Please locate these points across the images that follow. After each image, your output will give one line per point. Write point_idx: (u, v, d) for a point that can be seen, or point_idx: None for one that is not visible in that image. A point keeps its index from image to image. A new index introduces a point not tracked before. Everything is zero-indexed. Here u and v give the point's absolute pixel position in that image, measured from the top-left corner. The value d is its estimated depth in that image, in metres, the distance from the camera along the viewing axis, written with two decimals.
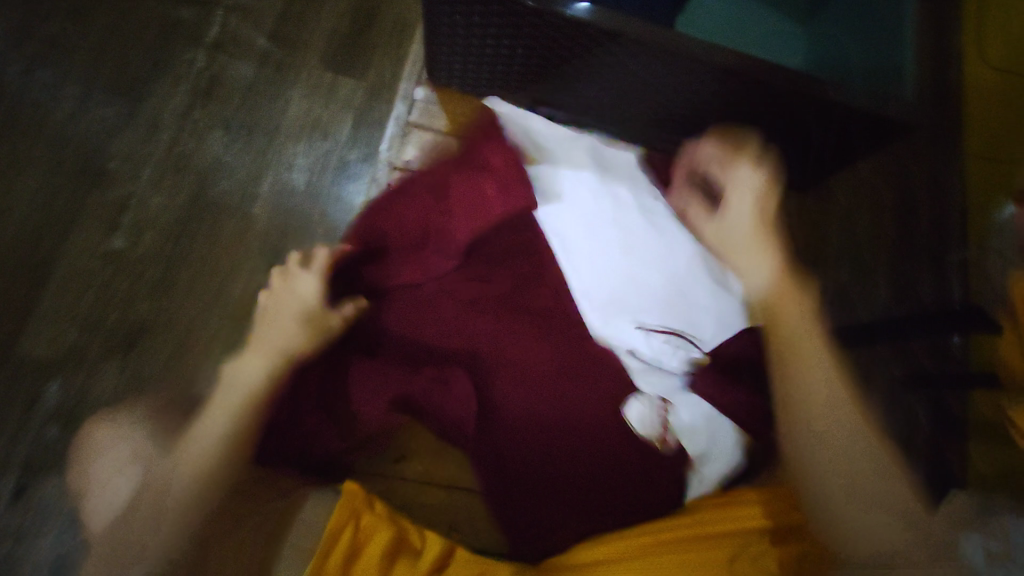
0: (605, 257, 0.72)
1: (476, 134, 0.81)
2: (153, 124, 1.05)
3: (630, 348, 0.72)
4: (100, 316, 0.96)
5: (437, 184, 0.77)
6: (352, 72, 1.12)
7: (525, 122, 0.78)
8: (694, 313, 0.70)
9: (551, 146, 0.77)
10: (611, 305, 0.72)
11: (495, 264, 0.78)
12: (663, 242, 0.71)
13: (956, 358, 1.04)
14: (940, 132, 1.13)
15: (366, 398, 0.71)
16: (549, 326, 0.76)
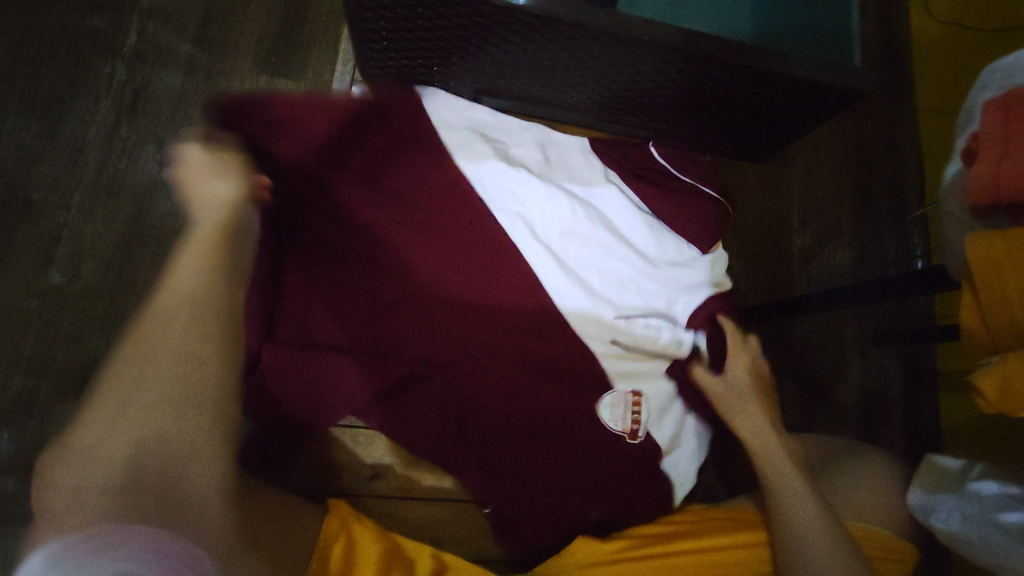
0: (575, 249, 0.68)
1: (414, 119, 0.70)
2: (78, 148, 0.98)
3: (614, 337, 0.68)
4: (45, 358, 0.90)
5: (386, 184, 0.68)
6: (288, 74, 1.06)
7: (462, 115, 0.72)
8: (669, 293, 0.70)
9: (497, 138, 0.72)
10: (588, 297, 0.68)
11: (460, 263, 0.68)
12: (627, 226, 0.70)
13: (921, 312, 1.07)
14: (887, 88, 1.14)
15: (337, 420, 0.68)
16: (528, 330, 0.68)
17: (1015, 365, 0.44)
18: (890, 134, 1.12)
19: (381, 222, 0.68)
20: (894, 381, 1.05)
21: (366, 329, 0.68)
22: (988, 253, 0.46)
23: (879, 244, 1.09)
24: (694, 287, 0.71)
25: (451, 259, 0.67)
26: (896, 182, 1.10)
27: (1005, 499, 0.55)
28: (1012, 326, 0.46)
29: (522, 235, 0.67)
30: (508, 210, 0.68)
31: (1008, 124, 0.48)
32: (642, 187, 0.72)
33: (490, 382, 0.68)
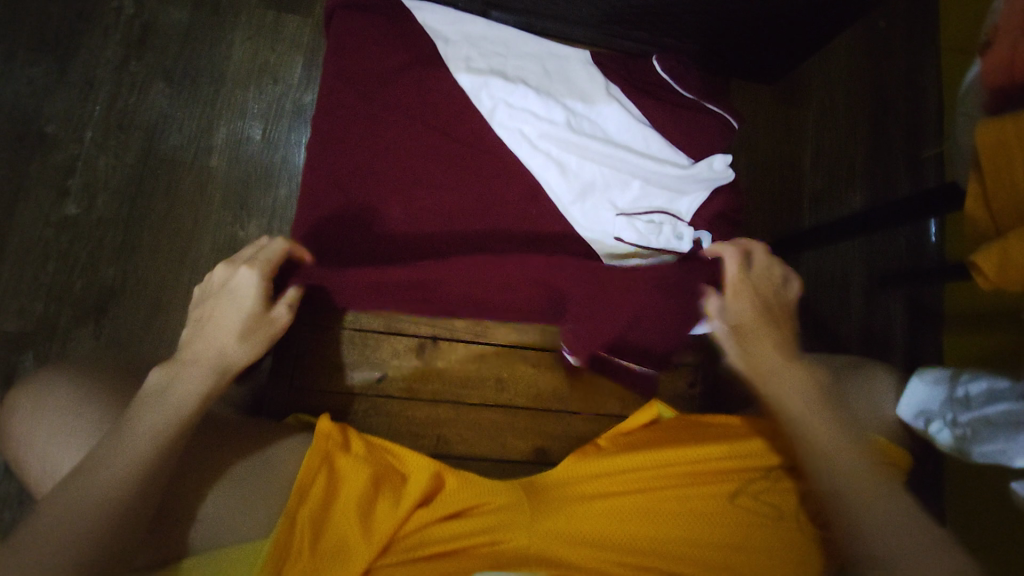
0: (575, 153, 0.67)
1: (404, 31, 0.69)
2: (89, 81, 0.99)
3: (615, 237, 0.68)
4: (64, 286, 0.93)
5: (381, 90, 0.67)
6: (295, 7, 1.05)
7: (459, 27, 0.71)
8: (670, 188, 0.69)
9: (492, 49, 0.70)
10: (589, 199, 0.68)
11: (459, 170, 0.67)
12: (628, 133, 0.69)
13: (932, 253, 1.05)
14: (908, 24, 1.10)
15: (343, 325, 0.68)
16: (531, 237, 0.68)
17: (1014, 240, 0.45)
18: (909, 72, 1.10)
19: (379, 131, 0.67)
20: (900, 321, 1.05)
21: (360, 235, 0.65)
22: (998, 135, 0.47)
23: (892, 184, 1.07)
24: (698, 185, 0.70)
25: (452, 168, 0.67)
26: (913, 121, 1.08)
27: (995, 395, 0.54)
28: (1017, 211, 0.47)
29: (522, 143, 0.68)
30: (507, 119, 0.68)
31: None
32: (646, 100, 0.71)
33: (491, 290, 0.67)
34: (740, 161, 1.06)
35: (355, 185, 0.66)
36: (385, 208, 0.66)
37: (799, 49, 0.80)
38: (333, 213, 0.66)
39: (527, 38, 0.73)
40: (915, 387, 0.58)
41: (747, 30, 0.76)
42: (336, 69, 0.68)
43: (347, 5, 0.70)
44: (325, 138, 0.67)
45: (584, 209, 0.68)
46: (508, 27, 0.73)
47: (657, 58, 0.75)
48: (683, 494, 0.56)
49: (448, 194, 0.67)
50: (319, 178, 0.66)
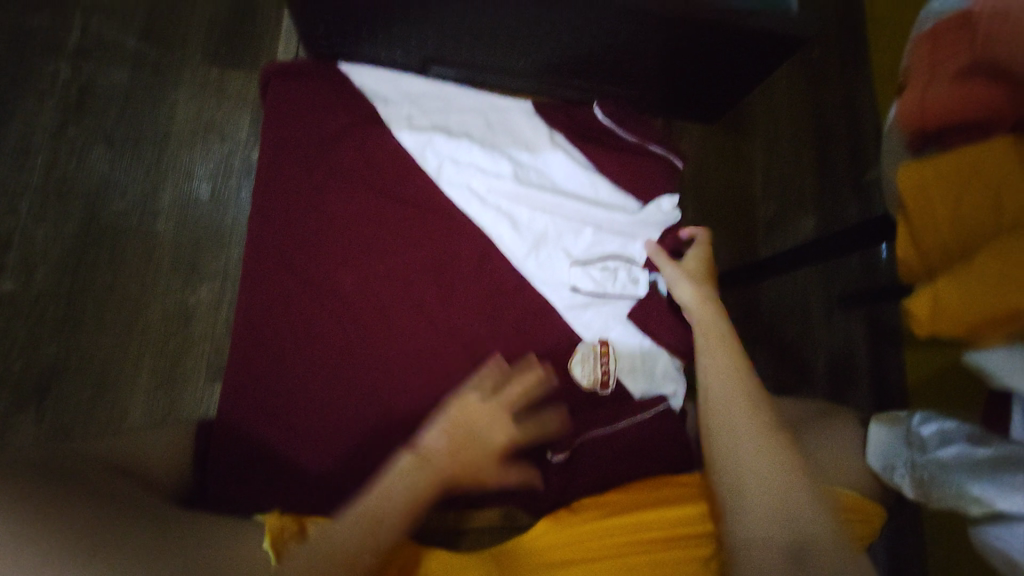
0: (524, 204, 0.68)
1: (338, 95, 0.69)
2: (24, 150, 0.95)
3: (573, 285, 0.67)
4: (3, 367, 0.88)
5: (319, 154, 0.67)
6: (240, 64, 1.04)
7: (396, 87, 0.72)
8: (623, 231, 0.70)
9: (433, 106, 0.71)
10: (543, 248, 0.68)
11: (407, 230, 0.66)
12: (575, 180, 0.70)
13: (886, 269, 1.08)
14: (842, 50, 1.15)
15: (284, 410, 0.62)
16: (490, 291, 0.66)
17: (943, 288, 0.46)
18: (846, 95, 1.14)
19: (319, 197, 0.66)
20: (860, 339, 1.07)
21: (305, 306, 0.63)
22: (917, 179, 0.49)
23: (842, 205, 1.10)
24: (650, 230, 0.70)
25: (400, 226, 0.66)
26: (856, 143, 1.12)
27: (946, 437, 0.55)
28: (941, 248, 0.50)
29: (470, 197, 0.67)
30: (452, 174, 0.67)
31: (933, 54, 0.51)
32: (587, 145, 0.72)
33: (449, 349, 0.64)
34: (693, 190, 1.08)
35: (297, 251, 0.65)
36: (331, 277, 0.64)
37: (738, 85, 0.82)
38: (278, 283, 0.64)
39: (465, 91, 0.74)
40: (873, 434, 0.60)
41: (685, 72, 0.78)
42: (273, 138, 0.67)
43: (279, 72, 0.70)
44: (267, 207, 0.65)
45: (539, 261, 0.67)
46: (446, 82, 0.74)
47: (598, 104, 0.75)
48: (662, 559, 0.57)
49: (398, 255, 0.65)
50: (261, 248, 0.65)
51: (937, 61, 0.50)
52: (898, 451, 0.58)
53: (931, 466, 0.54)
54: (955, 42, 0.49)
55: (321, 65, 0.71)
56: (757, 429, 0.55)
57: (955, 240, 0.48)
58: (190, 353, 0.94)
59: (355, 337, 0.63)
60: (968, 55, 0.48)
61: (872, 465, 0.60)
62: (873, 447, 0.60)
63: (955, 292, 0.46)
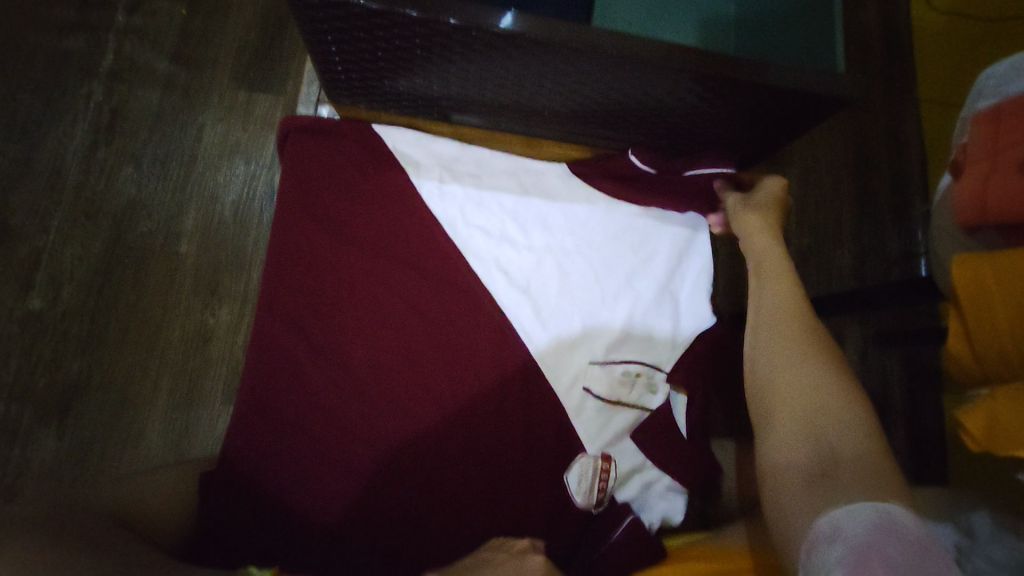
0: (543, 278, 0.74)
1: (378, 163, 0.74)
2: (56, 170, 0.97)
3: (585, 387, 0.69)
4: (27, 383, 0.90)
5: (353, 220, 0.71)
6: (268, 87, 1.04)
7: (430, 151, 0.76)
8: (640, 327, 0.72)
9: (466, 173, 0.76)
10: (558, 332, 0.71)
11: (431, 298, 0.71)
12: (595, 267, 0.75)
13: (925, 315, 1.03)
14: (884, 83, 1.10)
15: (300, 470, 0.63)
16: (505, 366, 0.69)
17: (1001, 404, 0.44)
18: (888, 130, 1.09)
19: (348, 263, 0.70)
20: (895, 390, 1.02)
21: (329, 370, 0.67)
22: (976, 277, 0.46)
23: (881, 246, 1.05)
24: (670, 332, 0.72)
25: (428, 294, 0.71)
26: (897, 181, 1.07)
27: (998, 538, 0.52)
28: (999, 355, 0.46)
29: (494, 267, 0.73)
30: (478, 245, 0.74)
31: (996, 138, 0.48)
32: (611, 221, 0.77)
33: (466, 426, 0.66)
34: None
35: (326, 313, 0.68)
36: (357, 345, 0.68)
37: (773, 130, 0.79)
38: (306, 342, 0.67)
39: (499, 159, 0.78)
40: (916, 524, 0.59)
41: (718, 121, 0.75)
42: (309, 197, 0.71)
43: (298, 129, 0.72)
44: (299, 266, 0.69)
45: (553, 346, 0.71)
46: (480, 148, 0.78)
47: (634, 154, 0.76)
48: None
49: (420, 325, 0.69)
50: (290, 306, 0.68)
51: (1000, 146, 0.47)
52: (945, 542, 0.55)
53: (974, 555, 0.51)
54: (1019, 129, 0.47)
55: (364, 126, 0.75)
56: (814, 382, 0.52)
57: (1014, 348, 0.45)
58: (207, 376, 0.94)
59: (376, 404, 0.66)
60: None
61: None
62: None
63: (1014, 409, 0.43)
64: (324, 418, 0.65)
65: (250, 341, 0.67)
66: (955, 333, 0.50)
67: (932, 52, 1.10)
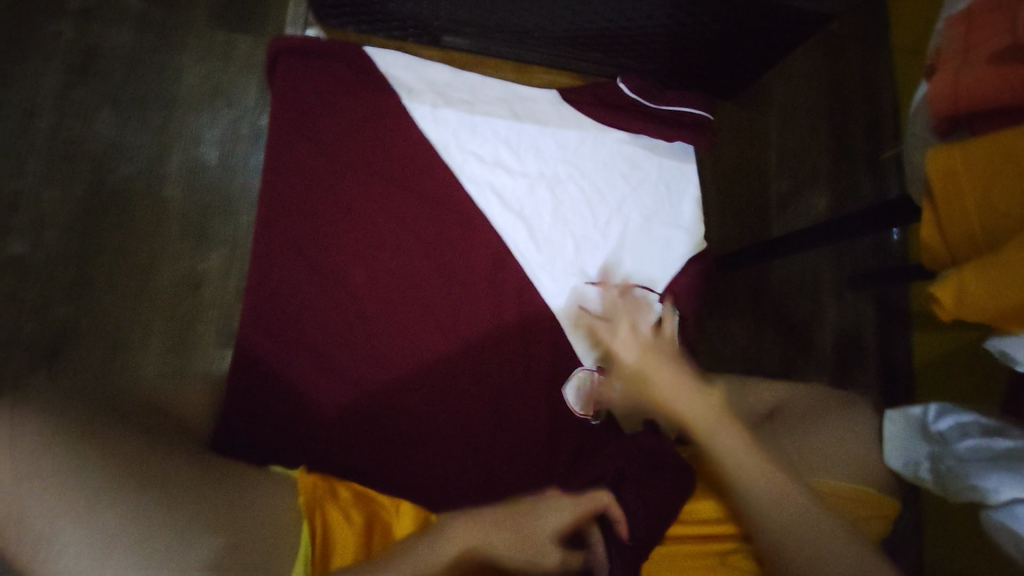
0: (536, 203, 0.75)
1: (373, 87, 0.75)
2: (29, 111, 0.94)
3: (580, 305, 0.72)
4: (14, 328, 0.89)
5: (348, 143, 0.72)
6: (248, 27, 1.01)
7: (423, 76, 0.77)
8: (632, 248, 0.75)
9: (458, 98, 0.77)
10: (553, 255, 0.74)
11: (427, 220, 0.72)
12: (587, 192, 0.77)
13: (896, 254, 1.08)
14: (864, 26, 1.12)
15: (308, 384, 0.66)
16: (501, 285, 0.72)
17: (967, 273, 0.47)
18: (866, 73, 1.11)
19: (344, 185, 0.71)
20: (869, 325, 1.07)
21: (330, 289, 0.68)
22: (949, 165, 0.50)
23: (857, 188, 1.09)
24: (660, 254, 0.75)
25: (423, 215, 0.72)
26: (874, 123, 1.10)
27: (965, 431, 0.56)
28: (968, 237, 0.51)
29: (489, 192, 0.75)
30: (474, 170, 0.75)
31: (969, 40, 0.52)
32: (601, 147, 0.79)
33: (466, 340, 0.69)
34: (708, 169, 1.06)
35: (323, 230, 0.69)
36: (356, 263, 0.69)
37: (759, 60, 0.80)
38: (303, 257, 0.69)
39: (492, 85, 0.79)
40: (893, 422, 0.61)
41: (707, 45, 0.76)
42: (305, 120, 0.72)
43: (290, 49, 0.73)
44: (293, 187, 0.70)
45: (547, 267, 0.73)
46: (472, 75, 0.79)
47: (623, 78, 0.80)
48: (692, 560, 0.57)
49: (418, 247, 0.71)
50: (286, 221, 0.69)
51: (971, 44, 0.52)
52: (916, 448, 0.58)
53: (948, 457, 0.55)
54: (992, 25, 0.51)
55: (355, 47, 0.75)
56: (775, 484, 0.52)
57: (980, 226, 0.49)
58: (200, 320, 0.94)
59: (378, 322, 0.68)
60: (1006, 37, 0.49)
61: (891, 464, 0.59)
62: (889, 446, 0.60)
63: (979, 277, 0.47)
64: (326, 335, 0.67)
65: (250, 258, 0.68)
66: (928, 224, 0.54)
67: None
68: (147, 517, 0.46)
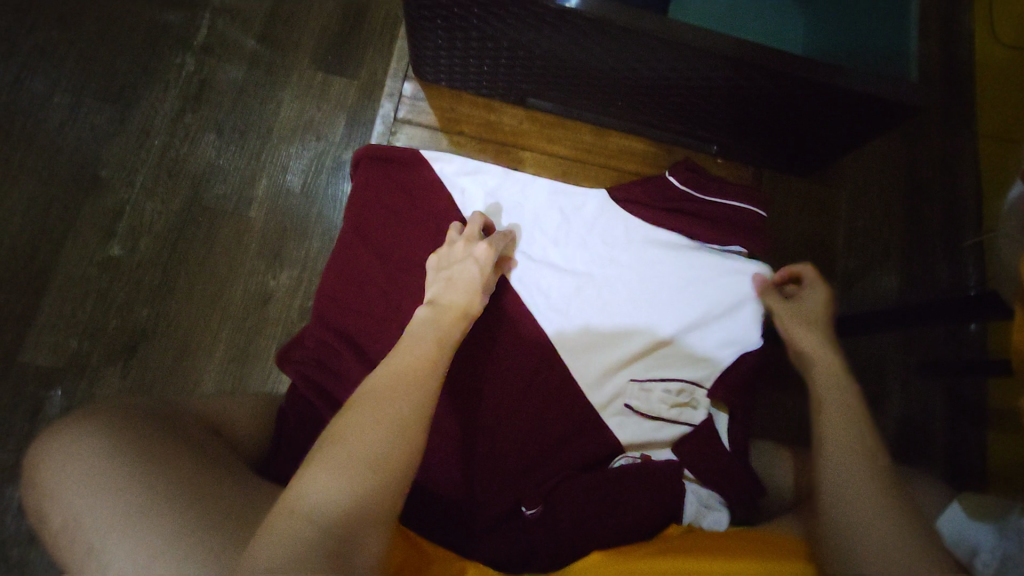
0: (585, 302, 0.81)
1: (437, 185, 0.83)
2: (145, 131, 1.05)
3: (625, 405, 0.77)
4: (100, 323, 0.96)
5: (418, 232, 0.81)
6: (344, 70, 1.10)
7: (476, 177, 0.85)
8: (675, 347, 0.79)
9: (508, 200, 0.85)
10: (599, 354, 0.79)
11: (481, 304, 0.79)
12: (633, 292, 0.82)
13: (971, 346, 1.02)
14: (945, 112, 1.10)
15: None
16: (544, 377, 0.78)
17: None
18: (946, 159, 1.09)
19: (410, 269, 0.79)
20: (937, 419, 1.00)
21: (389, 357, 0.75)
22: None
23: (930, 273, 1.04)
24: (709, 353, 0.79)
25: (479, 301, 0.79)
26: (951, 209, 1.06)
27: None
28: None
29: (536, 290, 0.81)
30: (524, 269, 0.82)
31: None
32: (648, 249, 0.84)
33: (507, 420, 0.74)
34: (772, 239, 1.04)
35: (381, 319, 0.77)
36: None
37: (837, 139, 0.80)
38: (355, 347, 0.75)
39: (542, 185, 0.86)
40: (956, 514, 0.58)
41: (782, 121, 0.78)
42: (380, 214, 0.81)
43: (371, 154, 0.82)
44: (365, 272, 0.79)
45: (595, 367, 0.78)
46: (522, 176, 0.87)
47: (673, 172, 0.86)
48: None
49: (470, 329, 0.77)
50: (348, 314, 0.77)
51: None
52: (981, 535, 0.56)
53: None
54: None
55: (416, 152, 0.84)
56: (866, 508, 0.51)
57: None
58: (262, 333, 0.99)
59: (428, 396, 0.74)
60: None
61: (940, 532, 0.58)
62: (949, 523, 0.58)
63: None
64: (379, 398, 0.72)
65: (318, 333, 0.76)
66: None
67: (994, 90, 1.10)
68: (176, 532, 0.47)
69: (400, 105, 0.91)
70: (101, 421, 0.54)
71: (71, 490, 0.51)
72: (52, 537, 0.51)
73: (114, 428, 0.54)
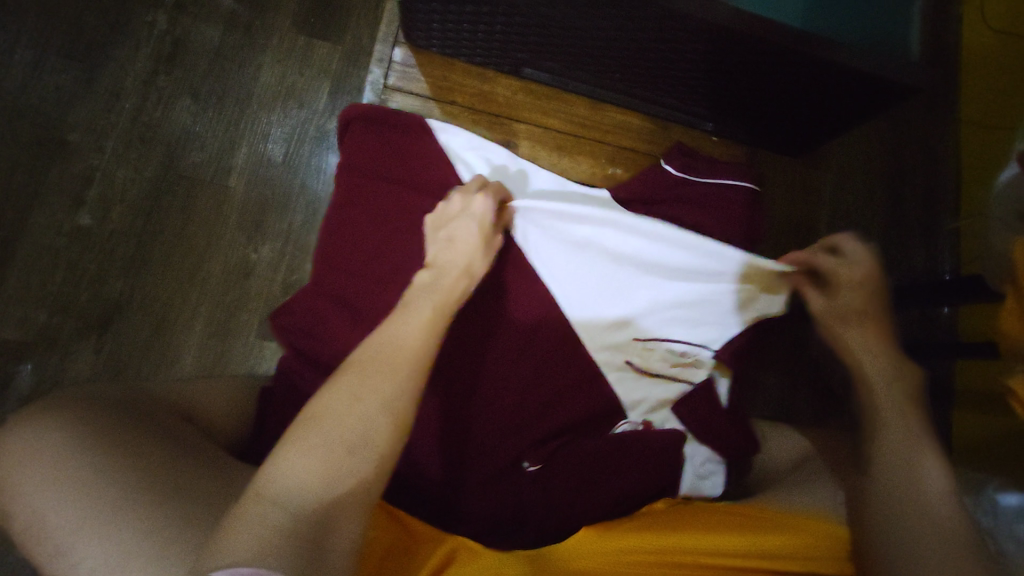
0: (597, 261, 0.78)
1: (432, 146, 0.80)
2: (114, 93, 0.99)
3: (629, 363, 0.78)
4: (71, 296, 0.92)
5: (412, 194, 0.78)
6: (328, 35, 1.05)
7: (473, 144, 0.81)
8: (686, 310, 0.78)
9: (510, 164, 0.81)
10: (607, 314, 0.78)
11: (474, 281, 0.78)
12: (650, 252, 0.77)
13: (944, 328, 1.05)
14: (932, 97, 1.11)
15: None
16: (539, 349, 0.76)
17: None
18: (931, 144, 1.10)
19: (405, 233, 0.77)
20: None
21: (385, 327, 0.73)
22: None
23: (910, 257, 1.07)
24: (720, 316, 0.78)
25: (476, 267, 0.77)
26: (934, 194, 1.08)
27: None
28: None
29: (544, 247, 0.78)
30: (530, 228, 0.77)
31: None
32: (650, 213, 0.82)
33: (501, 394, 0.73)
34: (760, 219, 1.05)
35: (377, 284, 0.75)
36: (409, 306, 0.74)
37: (831, 120, 0.80)
38: (350, 317, 0.73)
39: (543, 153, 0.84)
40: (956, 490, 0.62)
41: (780, 101, 0.78)
42: (374, 176, 0.79)
43: (361, 115, 0.79)
44: (359, 237, 0.77)
45: (602, 326, 0.78)
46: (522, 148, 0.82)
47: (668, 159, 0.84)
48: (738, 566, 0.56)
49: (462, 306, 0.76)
50: (341, 282, 0.75)
51: None
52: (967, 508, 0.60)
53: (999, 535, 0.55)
54: None
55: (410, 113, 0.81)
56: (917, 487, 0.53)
57: None
58: (243, 308, 0.97)
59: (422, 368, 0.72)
60: None
61: None
62: None
63: None
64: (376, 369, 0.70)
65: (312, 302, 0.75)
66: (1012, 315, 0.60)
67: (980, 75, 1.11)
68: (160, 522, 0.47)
69: (388, 72, 0.88)
70: (67, 415, 0.52)
71: (49, 472, 0.49)
72: (24, 531, 0.49)
73: (83, 421, 0.51)
